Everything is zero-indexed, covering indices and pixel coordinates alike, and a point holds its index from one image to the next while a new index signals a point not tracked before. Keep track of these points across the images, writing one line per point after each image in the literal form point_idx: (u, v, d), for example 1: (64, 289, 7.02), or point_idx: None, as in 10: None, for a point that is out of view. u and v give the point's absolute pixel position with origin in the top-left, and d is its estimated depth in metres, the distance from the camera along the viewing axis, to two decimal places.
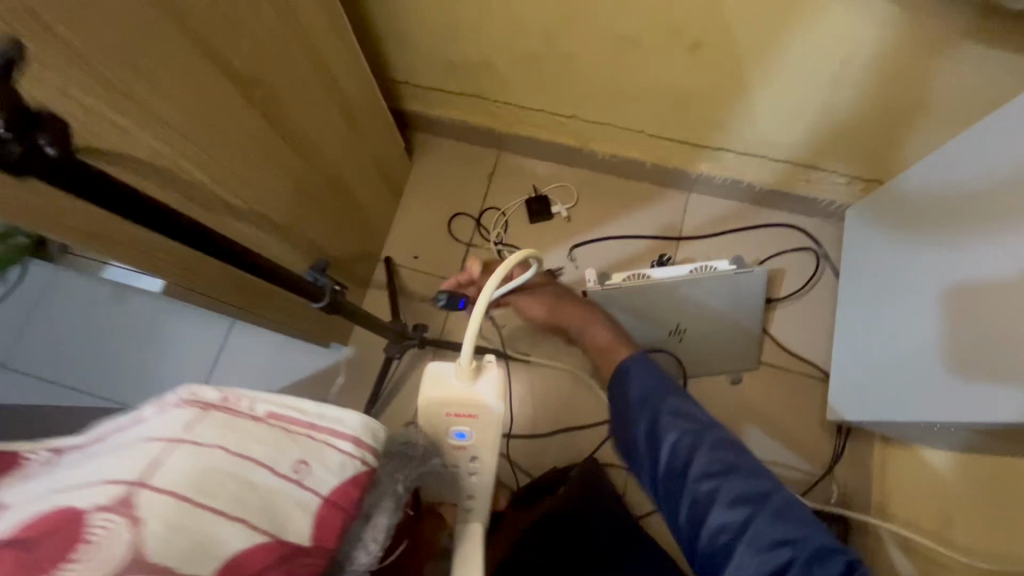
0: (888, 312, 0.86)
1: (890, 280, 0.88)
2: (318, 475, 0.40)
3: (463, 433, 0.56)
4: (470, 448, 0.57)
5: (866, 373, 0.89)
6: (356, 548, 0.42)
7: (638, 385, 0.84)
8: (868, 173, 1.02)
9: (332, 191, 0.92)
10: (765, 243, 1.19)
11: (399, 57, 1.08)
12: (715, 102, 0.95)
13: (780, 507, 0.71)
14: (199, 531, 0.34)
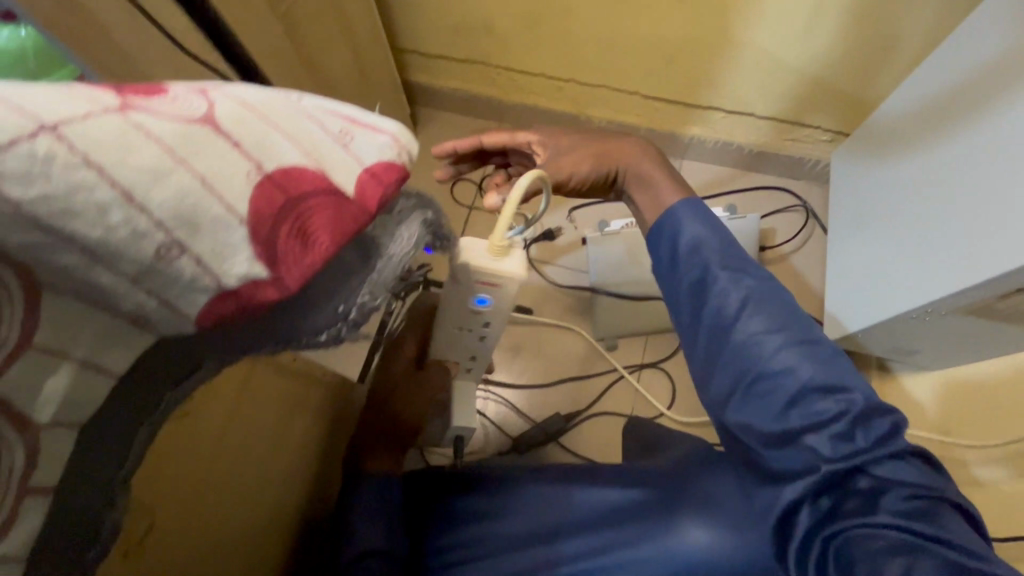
0: (884, 232, 0.92)
1: (883, 203, 0.94)
2: (366, 145, 0.29)
3: (485, 300, 0.59)
4: (489, 315, 0.61)
5: (868, 283, 0.93)
6: (388, 238, 0.31)
7: (691, 227, 0.54)
8: (850, 126, 1.09)
9: None
10: (756, 204, 1.24)
11: (406, 24, 1.15)
12: (703, 56, 1.02)
13: (851, 401, 0.46)
14: (261, 133, 0.24)
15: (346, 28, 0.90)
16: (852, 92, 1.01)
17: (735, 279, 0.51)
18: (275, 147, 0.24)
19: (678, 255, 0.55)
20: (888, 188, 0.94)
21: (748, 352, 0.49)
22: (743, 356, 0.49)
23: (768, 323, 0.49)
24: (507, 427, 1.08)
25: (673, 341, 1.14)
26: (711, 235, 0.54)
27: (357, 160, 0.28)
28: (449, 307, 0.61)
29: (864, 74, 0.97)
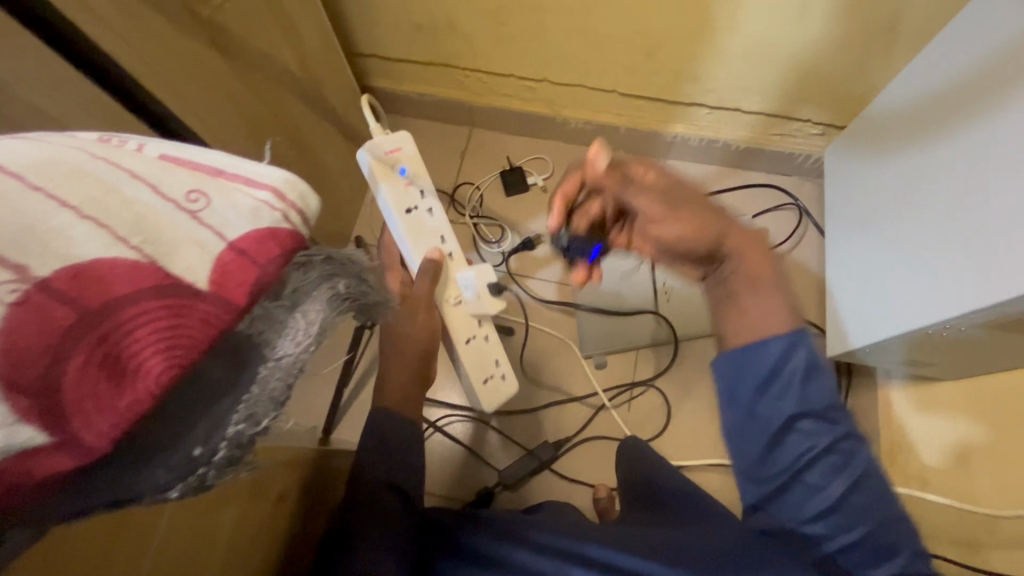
0: (887, 235, 0.85)
1: (882, 204, 0.88)
2: (220, 211, 0.28)
3: (406, 171, 0.76)
4: (416, 183, 0.77)
5: (873, 292, 0.86)
6: (279, 337, 0.30)
7: (794, 359, 0.54)
8: (841, 119, 1.02)
9: (289, 139, 0.87)
10: (745, 204, 1.17)
11: (362, 28, 1.06)
12: (683, 49, 0.94)
13: (899, 534, 0.53)
14: (33, 221, 0.23)
15: (290, 36, 0.80)
16: (844, 81, 0.94)
17: (807, 414, 0.55)
18: (69, 247, 0.24)
19: (759, 391, 0.55)
20: (882, 189, 0.88)
21: (814, 499, 0.54)
22: (809, 502, 0.54)
23: (842, 469, 0.54)
24: (491, 457, 1.01)
25: (666, 356, 1.07)
26: (799, 369, 0.55)
27: (217, 235, 0.28)
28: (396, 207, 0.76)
29: (856, 63, 0.90)
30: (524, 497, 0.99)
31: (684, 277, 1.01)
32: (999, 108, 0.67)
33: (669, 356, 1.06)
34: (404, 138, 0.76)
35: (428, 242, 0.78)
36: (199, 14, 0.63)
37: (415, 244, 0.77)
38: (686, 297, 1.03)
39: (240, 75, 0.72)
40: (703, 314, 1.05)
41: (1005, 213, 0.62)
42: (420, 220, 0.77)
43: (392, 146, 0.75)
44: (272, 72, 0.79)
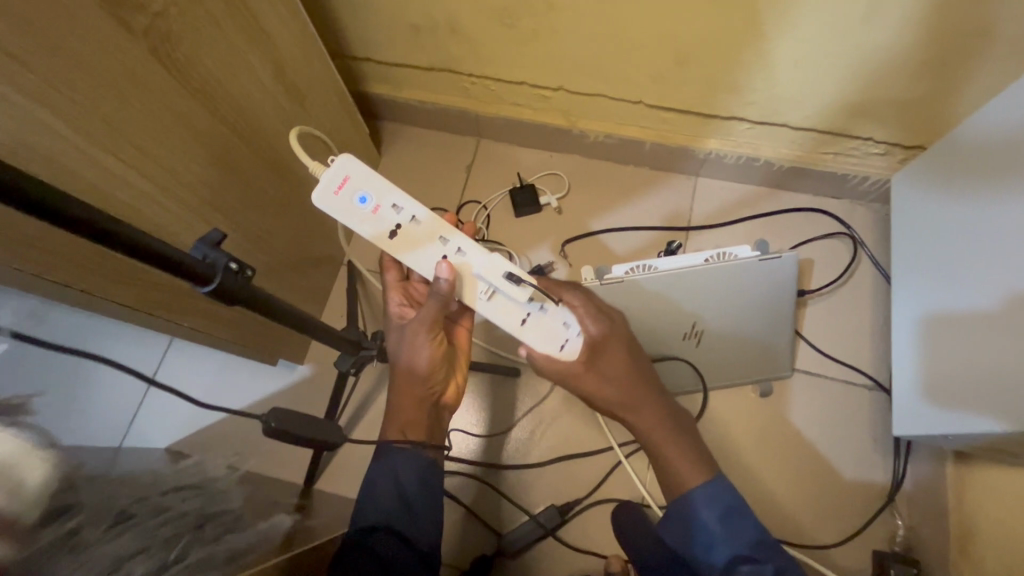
0: (995, 289, 0.68)
1: (985, 249, 0.70)
2: None
3: (366, 198, 0.63)
4: (386, 200, 0.64)
5: (961, 362, 0.72)
6: None
7: (715, 505, 0.68)
8: (909, 137, 0.86)
9: (263, 161, 0.76)
10: (788, 231, 1.02)
11: (355, 29, 0.94)
12: (724, 56, 0.80)
13: None
14: None
15: (259, 42, 0.68)
16: (918, 95, 0.78)
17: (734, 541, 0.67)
18: None
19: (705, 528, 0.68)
20: (986, 231, 0.71)
21: None
22: None
23: None
24: (489, 518, 0.91)
25: (692, 407, 0.94)
26: (718, 510, 0.68)
27: None
28: (378, 236, 0.65)
29: (936, 73, 0.75)
30: (528, 565, 0.88)
31: (717, 318, 0.89)
32: None
33: (696, 407, 0.93)
34: (344, 163, 0.62)
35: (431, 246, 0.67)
36: (132, 22, 0.51)
37: (419, 261, 0.67)
38: (718, 342, 0.90)
39: (195, 91, 0.61)
40: (737, 361, 0.92)
41: None
42: (409, 231, 0.66)
43: (337, 179, 0.62)
44: (238, 86, 0.67)
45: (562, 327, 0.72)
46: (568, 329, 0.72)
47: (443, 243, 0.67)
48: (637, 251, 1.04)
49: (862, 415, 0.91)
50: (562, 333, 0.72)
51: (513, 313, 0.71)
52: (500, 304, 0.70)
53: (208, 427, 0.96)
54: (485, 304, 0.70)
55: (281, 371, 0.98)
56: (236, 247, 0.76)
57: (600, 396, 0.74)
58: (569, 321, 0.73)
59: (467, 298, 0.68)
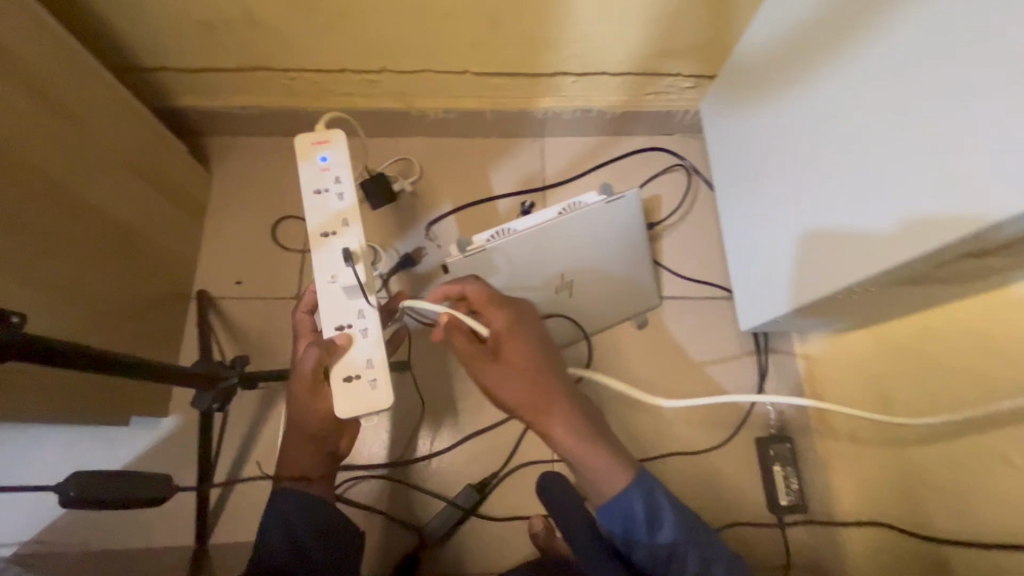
0: (900, 209, 0.55)
1: (766, 152, 0.82)
2: None
3: (326, 158, 0.67)
4: (335, 169, 0.67)
5: (772, 258, 0.82)
6: None
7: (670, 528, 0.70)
8: (710, 67, 0.95)
9: (45, 197, 0.66)
10: (633, 173, 1.09)
11: (138, 37, 0.84)
12: (529, 12, 0.81)
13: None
14: None
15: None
16: (706, 27, 0.86)
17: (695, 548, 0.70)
18: None
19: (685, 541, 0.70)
20: (882, 137, 0.58)
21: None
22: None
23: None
24: (408, 515, 0.89)
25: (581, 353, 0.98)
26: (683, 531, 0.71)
27: None
28: (304, 187, 0.66)
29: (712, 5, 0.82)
30: (456, 549, 0.88)
31: (583, 266, 0.92)
32: (867, 49, 0.61)
33: (585, 352, 0.98)
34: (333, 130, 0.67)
35: (333, 223, 0.66)
36: None
37: (313, 221, 0.66)
38: (589, 288, 0.94)
39: None
40: (611, 302, 0.96)
41: (894, 173, 0.56)
42: (327, 202, 0.66)
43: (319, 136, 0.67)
44: None
45: (361, 362, 0.64)
46: (371, 372, 0.64)
47: (346, 228, 0.66)
48: (501, 218, 1.05)
49: (725, 323, 1.01)
50: (363, 386, 0.64)
51: (336, 310, 0.65)
52: (331, 293, 0.65)
53: (64, 515, 0.83)
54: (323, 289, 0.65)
55: (142, 428, 0.87)
56: (33, 303, 0.65)
57: (518, 391, 0.68)
58: (374, 366, 0.65)
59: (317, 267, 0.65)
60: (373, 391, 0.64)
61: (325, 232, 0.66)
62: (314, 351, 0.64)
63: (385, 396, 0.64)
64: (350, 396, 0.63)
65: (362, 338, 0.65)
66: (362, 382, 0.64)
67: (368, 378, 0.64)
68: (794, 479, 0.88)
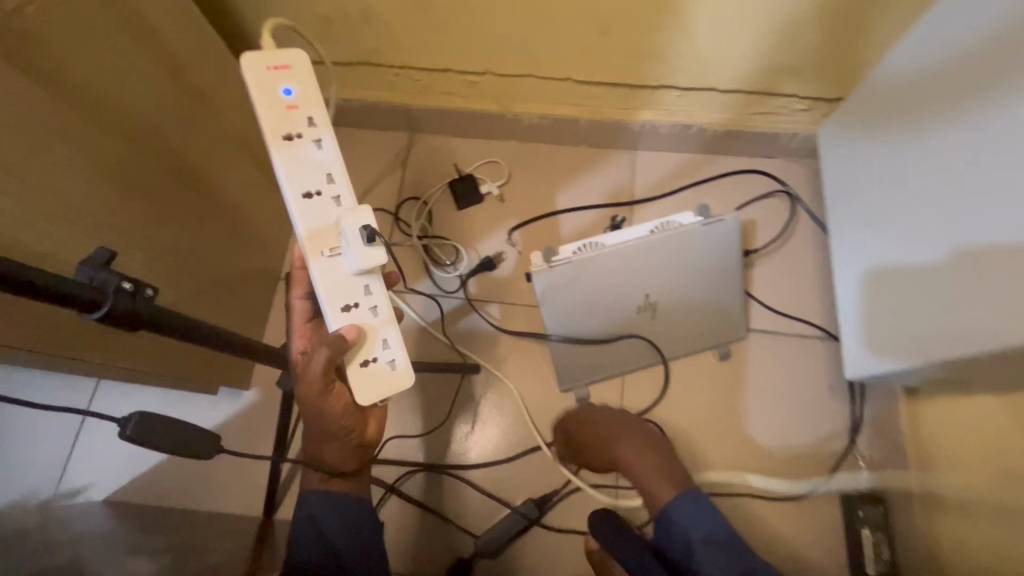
0: (951, 240, 0.65)
1: (894, 184, 0.75)
2: None
3: (291, 91, 0.53)
4: (305, 108, 0.53)
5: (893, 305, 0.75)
6: None
7: (702, 525, 0.69)
8: (830, 90, 0.88)
9: (171, 174, 0.70)
10: (730, 195, 1.03)
11: (262, 29, 0.88)
12: (644, 22, 0.78)
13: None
14: None
15: (146, 41, 0.62)
16: (834, 47, 0.80)
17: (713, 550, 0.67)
18: None
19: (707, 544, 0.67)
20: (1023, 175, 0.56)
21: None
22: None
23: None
24: (465, 520, 0.89)
25: (656, 379, 0.93)
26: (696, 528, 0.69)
27: None
28: (272, 134, 0.52)
29: (846, 23, 0.76)
30: (511, 561, 0.87)
31: (669, 288, 0.88)
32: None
33: (660, 378, 0.93)
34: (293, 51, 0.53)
35: (314, 179, 0.53)
36: None
37: (289, 179, 0.53)
38: (672, 312, 0.90)
39: (72, 100, 0.54)
40: (694, 328, 0.92)
41: None
42: (304, 151, 0.53)
43: (274, 60, 0.52)
44: (129, 92, 0.61)
45: (377, 344, 0.56)
46: (388, 352, 0.57)
47: (331, 186, 0.54)
48: (584, 230, 1.03)
49: (817, 365, 0.94)
50: (379, 369, 0.56)
51: (339, 287, 0.54)
52: (333, 265, 0.54)
53: (151, 472, 0.89)
54: (316, 267, 0.54)
55: (226, 399, 0.91)
56: (151, 272, 0.69)
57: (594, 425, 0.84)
58: (391, 344, 0.57)
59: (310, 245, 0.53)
60: (394, 372, 0.57)
61: (307, 190, 0.53)
62: (323, 352, 0.54)
63: (408, 376, 0.57)
64: (370, 381, 0.56)
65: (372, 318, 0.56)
66: (379, 365, 0.56)
67: (386, 360, 0.57)
68: (884, 546, 0.82)
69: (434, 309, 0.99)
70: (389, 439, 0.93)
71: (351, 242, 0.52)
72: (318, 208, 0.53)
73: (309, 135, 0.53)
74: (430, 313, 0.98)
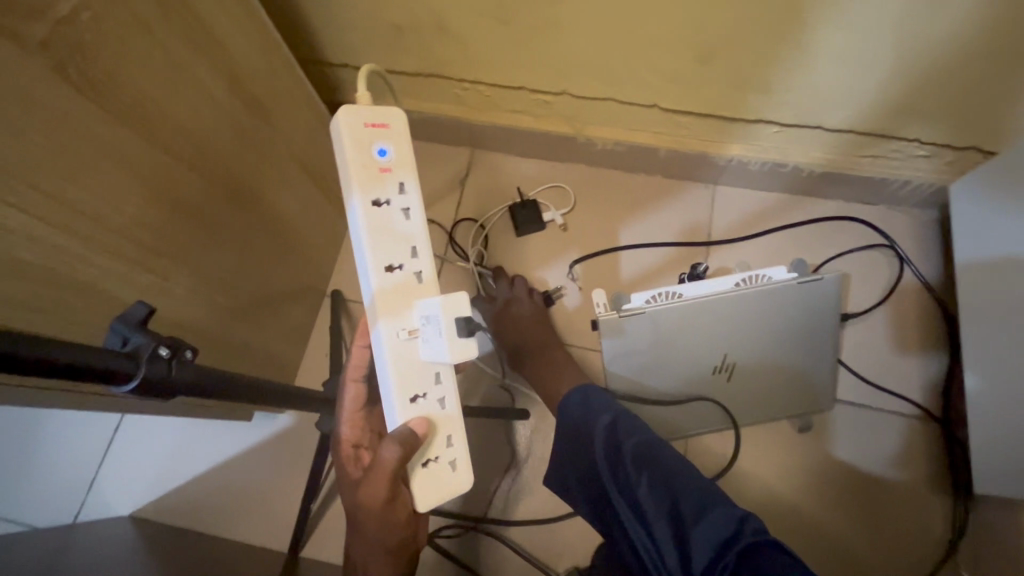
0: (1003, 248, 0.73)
1: None
2: None
3: (385, 153, 0.49)
4: (398, 172, 0.49)
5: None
6: None
7: (606, 412, 0.69)
8: (960, 137, 0.76)
9: (222, 191, 0.65)
10: (821, 243, 0.92)
11: (328, 33, 0.82)
12: (754, 50, 0.69)
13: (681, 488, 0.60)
14: None
15: (206, 49, 0.57)
16: (980, 90, 0.68)
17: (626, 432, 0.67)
18: None
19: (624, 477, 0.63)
20: None
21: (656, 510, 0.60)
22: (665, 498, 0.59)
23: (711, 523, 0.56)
24: None
25: (724, 447, 0.83)
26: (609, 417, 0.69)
27: None
28: (361, 196, 0.48)
29: (1002, 65, 0.64)
30: None
31: (751, 349, 0.79)
32: None
33: (729, 447, 0.83)
34: (394, 111, 0.49)
35: (399, 248, 0.49)
36: (25, 33, 0.40)
37: (371, 246, 0.48)
38: (751, 376, 0.80)
39: (123, 114, 0.49)
40: (773, 396, 0.82)
41: None
42: (392, 220, 0.49)
43: (374, 119, 0.48)
44: (183, 104, 0.56)
45: (440, 442, 0.50)
46: (451, 450, 0.51)
47: (414, 258, 0.49)
48: (653, 270, 0.93)
49: (913, 449, 0.82)
50: (440, 471, 0.50)
51: (410, 376, 0.49)
52: (408, 348, 0.49)
53: (177, 491, 0.85)
54: (387, 345, 0.48)
55: (261, 423, 0.87)
56: (192, 294, 0.64)
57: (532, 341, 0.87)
58: (454, 441, 0.51)
59: (386, 321, 0.48)
60: (454, 472, 0.51)
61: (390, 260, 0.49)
62: (392, 451, 0.46)
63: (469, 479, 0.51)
64: (429, 484, 0.50)
65: (438, 411, 0.50)
66: (439, 468, 0.50)
67: (447, 459, 0.51)
68: None
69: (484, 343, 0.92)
70: None
71: (441, 330, 0.47)
72: (399, 281, 0.49)
73: (400, 202, 0.49)
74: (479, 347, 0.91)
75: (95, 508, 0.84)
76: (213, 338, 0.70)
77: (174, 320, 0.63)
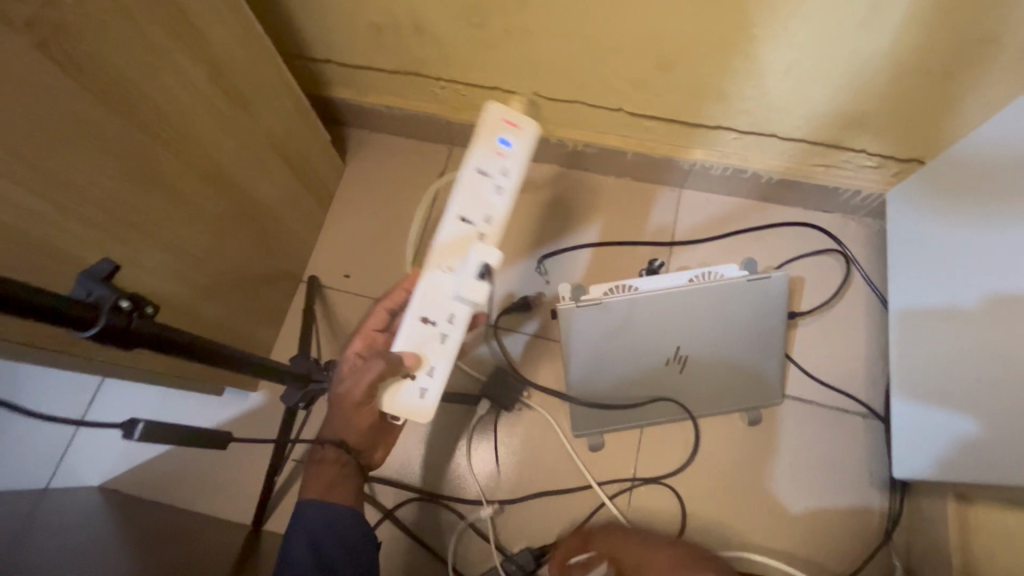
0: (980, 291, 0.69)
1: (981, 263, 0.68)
2: None
3: (508, 143, 0.65)
4: (508, 160, 0.65)
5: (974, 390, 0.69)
6: None
7: None
8: (904, 149, 0.81)
9: (198, 174, 0.68)
10: (778, 247, 0.97)
11: (311, 28, 0.86)
12: (707, 60, 0.73)
13: None
14: None
15: (187, 38, 0.61)
16: (917, 104, 0.73)
17: None
18: None
19: None
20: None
21: None
22: None
23: None
24: (458, 559, 0.85)
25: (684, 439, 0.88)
26: None
27: None
28: (471, 165, 0.64)
29: (934, 81, 0.69)
30: None
31: (703, 344, 0.83)
32: None
33: (689, 437, 0.88)
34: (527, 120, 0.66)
35: (478, 213, 0.64)
36: (11, 13, 0.44)
37: (461, 199, 0.64)
38: (703, 369, 0.84)
39: (103, 93, 0.53)
40: (723, 389, 0.86)
41: None
42: (484, 190, 0.64)
43: (510, 118, 0.66)
44: (162, 89, 0.59)
45: (425, 370, 0.62)
46: (427, 382, 0.62)
47: (487, 224, 0.64)
48: (618, 266, 0.98)
49: (855, 444, 0.86)
50: (413, 391, 0.62)
51: (434, 299, 0.63)
52: (439, 279, 0.63)
53: (144, 463, 0.87)
54: (432, 271, 0.63)
55: (231, 401, 0.90)
56: (165, 269, 0.68)
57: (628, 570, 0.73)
58: (435, 376, 0.62)
59: (441, 249, 0.63)
60: (421, 401, 0.62)
61: (467, 216, 0.64)
62: (379, 364, 0.60)
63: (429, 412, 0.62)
64: (400, 400, 0.62)
65: (438, 344, 0.62)
66: (412, 388, 0.62)
67: (421, 388, 0.62)
68: None
69: (502, 394, 0.90)
70: (389, 461, 0.89)
71: (468, 271, 0.61)
72: (464, 232, 0.63)
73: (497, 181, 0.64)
74: (497, 398, 0.90)
75: (65, 477, 0.87)
76: (184, 313, 0.73)
77: (144, 292, 0.66)
